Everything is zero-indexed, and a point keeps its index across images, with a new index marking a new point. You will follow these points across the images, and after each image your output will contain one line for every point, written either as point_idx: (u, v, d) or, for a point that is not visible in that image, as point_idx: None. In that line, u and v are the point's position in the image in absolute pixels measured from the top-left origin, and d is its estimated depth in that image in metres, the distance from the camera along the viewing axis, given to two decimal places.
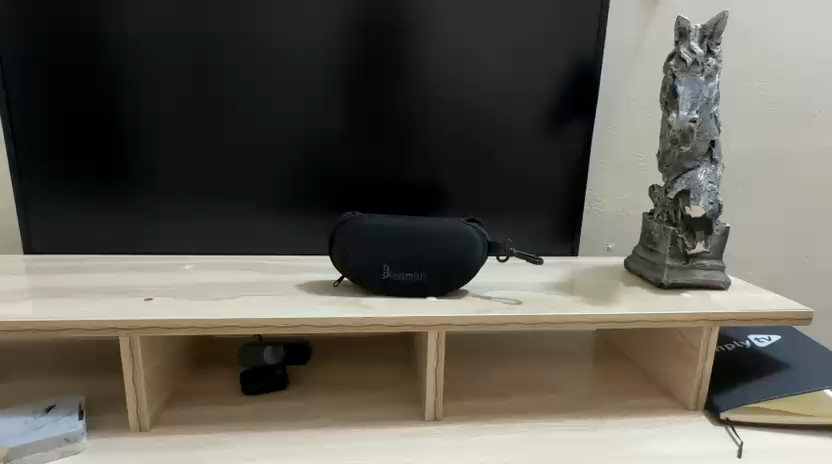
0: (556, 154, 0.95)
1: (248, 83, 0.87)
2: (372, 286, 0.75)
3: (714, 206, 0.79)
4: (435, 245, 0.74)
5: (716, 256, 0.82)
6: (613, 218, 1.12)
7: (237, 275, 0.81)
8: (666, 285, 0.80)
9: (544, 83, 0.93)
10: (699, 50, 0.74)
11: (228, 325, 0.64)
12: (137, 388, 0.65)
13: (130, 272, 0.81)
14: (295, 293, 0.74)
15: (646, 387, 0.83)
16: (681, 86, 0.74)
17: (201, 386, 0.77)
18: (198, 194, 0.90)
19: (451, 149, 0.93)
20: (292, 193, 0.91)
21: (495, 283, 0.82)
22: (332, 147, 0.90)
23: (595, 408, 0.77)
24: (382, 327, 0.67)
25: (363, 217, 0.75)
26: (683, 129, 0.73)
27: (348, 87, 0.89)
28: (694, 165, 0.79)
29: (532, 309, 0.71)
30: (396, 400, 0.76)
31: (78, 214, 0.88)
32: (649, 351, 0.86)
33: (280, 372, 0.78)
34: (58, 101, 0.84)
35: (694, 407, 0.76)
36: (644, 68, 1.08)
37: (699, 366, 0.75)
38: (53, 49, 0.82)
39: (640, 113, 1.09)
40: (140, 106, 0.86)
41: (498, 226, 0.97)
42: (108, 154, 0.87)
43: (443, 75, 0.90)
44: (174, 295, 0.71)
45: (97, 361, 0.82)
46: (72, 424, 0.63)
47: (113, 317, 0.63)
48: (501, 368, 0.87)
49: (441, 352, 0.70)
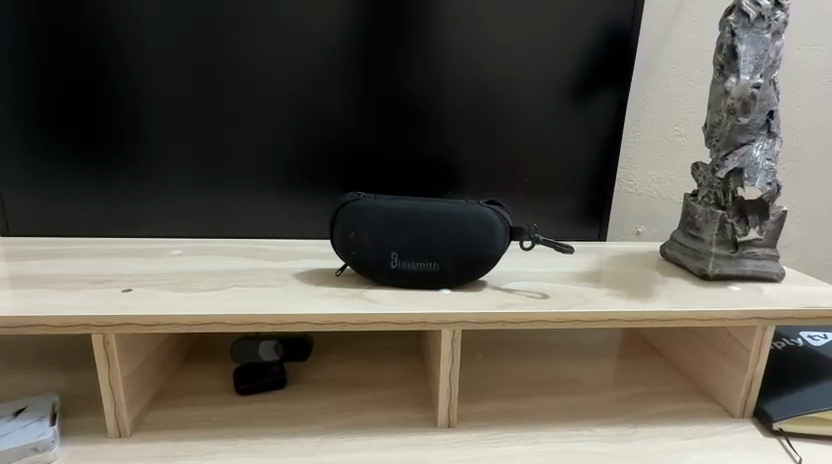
0: (586, 128, 0.85)
1: (239, 46, 0.77)
2: (378, 276, 0.66)
3: (772, 187, 0.68)
4: (450, 232, 0.65)
5: (770, 244, 0.72)
6: (646, 199, 1.02)
7: (229, 262, 0.73)
8: (712, 276, 0.71)
9: (573, 46, 0.82)
10: (765, 2, 0.64)
11: (215, 322, 0.57)
12: (114, 392, 0.58)
13: (112, 259, 0.73)
14: (292, 284, 0.66)
15: (683, 389, 0.75)
16: (741, 46, 0.64)
17: (191, 386, 0.70)
18: (189, 172, 0.81)
19: (468, 122, 0.82)
20: (291, 170, 0.82)
21: (518, 273, 0.73)
22: (335, 118, 0.81)
23: (628, 415, 0.69)
24: (391, 324, 0.59)
25: (369, 198, 0.67)
26: (743, 96, 0.64)
27: (352, 52, 0.78)
28: (749, 139, 0.68)
29: (561, 304, 0.62)
30: (406, 403, 0.69)
31: (57, 193, 0.80)
32: (688, 349, 0.77)
33: (278, 369, 0.71)
34: (26, 65, 0.75)
35: (741, 414, 0.68)
36: (687, 30, 0.96)
37: (749, 369, 0.66)
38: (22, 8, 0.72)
39: (680, 81, 0.98)
40: (120, 72, 0.76)
41: (520, 207, 0.87)
42: (88, 127, 0.78)
43: (461, 37, 0.79)
44: (156, 286, 0.63)
45: (79, 356, 0.76)
46: (42, 432, 0.57)
47: (84, 313, 0.55)
48: (521, 367, 0.79)
49: (456, 351, 0.61)
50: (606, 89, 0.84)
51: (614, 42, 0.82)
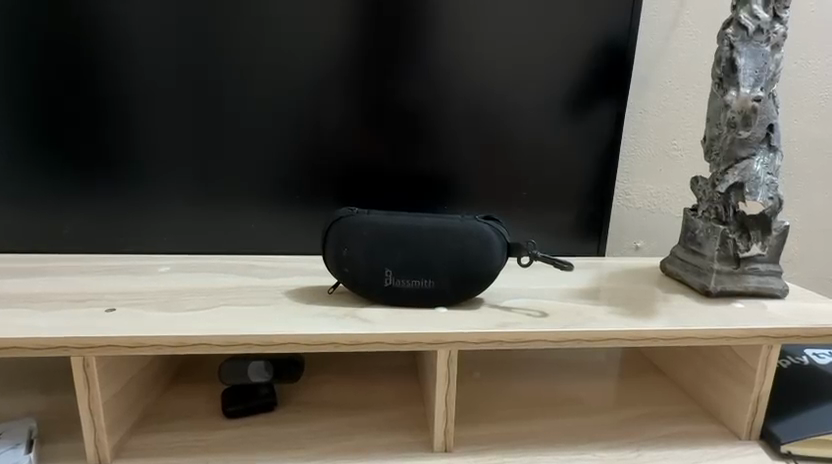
0: (584, 140, 0.84)
1: (232, 57, 0.76)
2: (372, 294, 0.64)
3: (774, 201, 0.67)
4: (447, 248, 0.63)
5: (773, 260, 0.70)
6: (644, 213, 1.00)
7: (218, 280, 0.71)
8: (714, 293, 0.69)
9: (571, 57, 0.81)
10: (764, 15, 0.63)
11: (201, 343, 0.54)
12: (94, 417, 0.55)
13: (97, 275, 0.71)
14: (283, 302, 0.64)
15: (688, 410, 0.72)
16: (741, 59, 0.63)
17: (176, 409, 0.68)
18: (180, 185, 0.79)
19: (465, 135, 0.81)
20: (284, 184, 0.81)
21: (515, 290, 0.71)
22: (330, 131, 0.79)
23: (630, 437, 0.66)
24: (385, 344, 0.57)
25: (362, 213, 0.65)
26: (744, 109, 0.63)
27: (347, 64, 0.77)
28: (749, 153, 0.67)
29: (561, 323, 0.60)
30: (401, 426, 0.66)
31: (43, 207, 0.78)
32: (692, 368, 0.75)
33: (266, 391, 0.68)
34: (18, 77, 0.73)
35: (748, 436, 0.66)
36: (683, 43, 0.95)
37: (756, 389, 0.64)
38: (14, 19, 0.71)
39: (677, 95, 0.97)
40: (111, 82, 0.75)
41: (517, 221, 0.85)
42: (76, 135, 0.76)
43: (458, 50, 0.78)
44: (141, 305, 0.61)
45: (61, 379, 0.73)
46: (17, 461, 0.55)
47: (63, 334, 0.53)
48: (520, 387, 0.77)
49: (453, 371, 0.59)
50: (603, 102, 0.83)
51: (612, 54, 0.82)
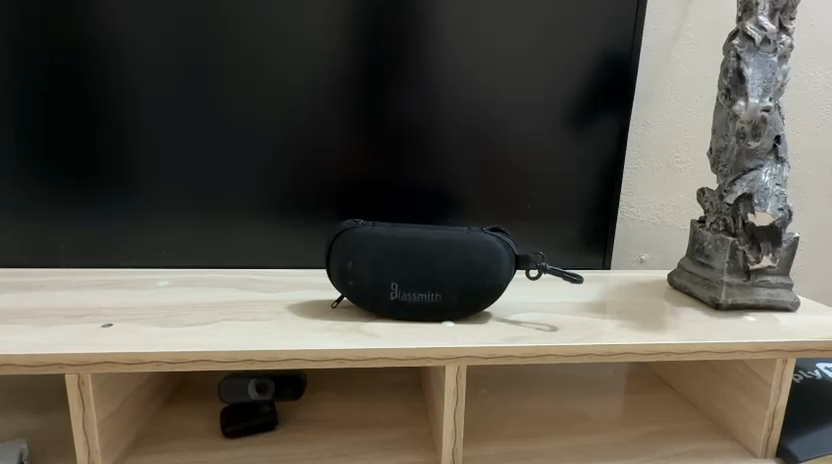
0: (588, 152, 0.83)
1: (234, 69, 0.75)
2: (377, 307, 0.63)
3: (784, 212, 0.65)
4: (452, 260, 0.62)
5: (783, 272, 0.69)
6: (649, 226, 1.00)
7: (220, 294, 0.70)
8: (725, 306, 0.68)
9: (573, 69, 0.81)
10: (770, 26, 0.64)
11: (201, 359, 0.52)
12: (88, 439, 0.53)
13: (93, 290, 0.69)
14: (285, 317, 0.62)
15: (700, 427, 0.71)
16: (749, 69, 0.64)
17: (174, 429, 0.65)
18: (178, 198, 0.78)
19: (467, 147, 0.80)
20: (285, 197, 0.79)
21: (523, 304, 0.70)
22: (332, 144, 0.78)
23: (643, 455, 0.64)
24: (391, 360, 0.55)
25: (366, 225, 0.64)
26: (753, 119, 0.63)
27: (350, 76, 0.77)
28: (757, 164, 0.66)
29: (572, 338, 0.58)
30: (407, 445, 0.64)
31: (41, 221, 0.76)
32: (703, 383, 0.74)
33: (267, 409, 0.66)
34: (24, 92, 0.72)
35: (763, 454, 0.64)
36: (685, 57, 0.96)
37: (771, 404, 0.62)
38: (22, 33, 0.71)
39: (679, 108, 0.97)
40: (114, 95, 0.74)
41: (522, 233, 0.85)
42: (71, 143, 0.74)
43: (460, 63, 0.78)
44: (139, 321, 0.59)
45: (54, 400, 0.70)
46: None
47: (59, 351, 0.51)
48: (528, 404, 0.75)
49: (461, 387, 0.57)
50: (606, 115, 0.83)
51: (615, 66, 0.82)
